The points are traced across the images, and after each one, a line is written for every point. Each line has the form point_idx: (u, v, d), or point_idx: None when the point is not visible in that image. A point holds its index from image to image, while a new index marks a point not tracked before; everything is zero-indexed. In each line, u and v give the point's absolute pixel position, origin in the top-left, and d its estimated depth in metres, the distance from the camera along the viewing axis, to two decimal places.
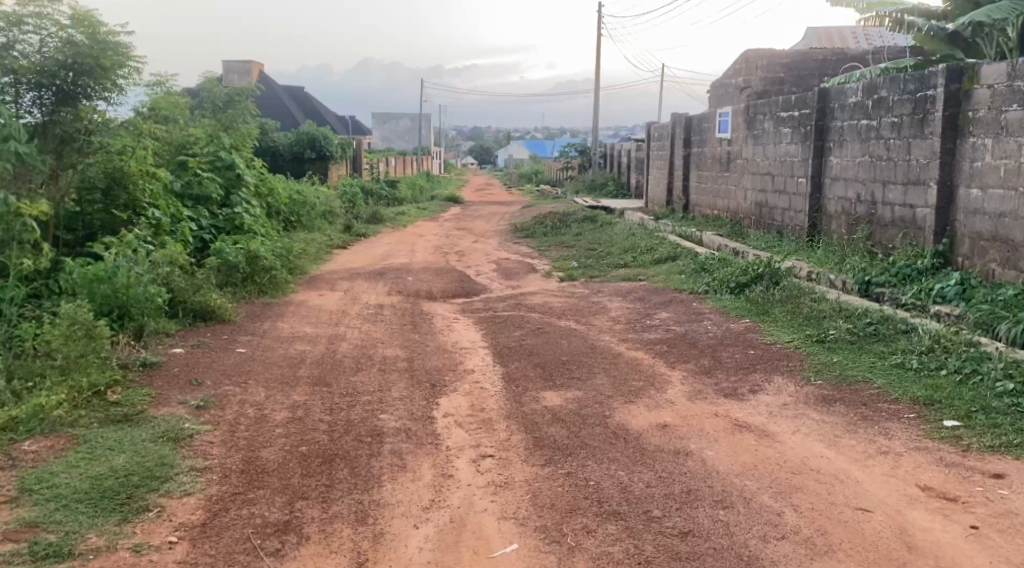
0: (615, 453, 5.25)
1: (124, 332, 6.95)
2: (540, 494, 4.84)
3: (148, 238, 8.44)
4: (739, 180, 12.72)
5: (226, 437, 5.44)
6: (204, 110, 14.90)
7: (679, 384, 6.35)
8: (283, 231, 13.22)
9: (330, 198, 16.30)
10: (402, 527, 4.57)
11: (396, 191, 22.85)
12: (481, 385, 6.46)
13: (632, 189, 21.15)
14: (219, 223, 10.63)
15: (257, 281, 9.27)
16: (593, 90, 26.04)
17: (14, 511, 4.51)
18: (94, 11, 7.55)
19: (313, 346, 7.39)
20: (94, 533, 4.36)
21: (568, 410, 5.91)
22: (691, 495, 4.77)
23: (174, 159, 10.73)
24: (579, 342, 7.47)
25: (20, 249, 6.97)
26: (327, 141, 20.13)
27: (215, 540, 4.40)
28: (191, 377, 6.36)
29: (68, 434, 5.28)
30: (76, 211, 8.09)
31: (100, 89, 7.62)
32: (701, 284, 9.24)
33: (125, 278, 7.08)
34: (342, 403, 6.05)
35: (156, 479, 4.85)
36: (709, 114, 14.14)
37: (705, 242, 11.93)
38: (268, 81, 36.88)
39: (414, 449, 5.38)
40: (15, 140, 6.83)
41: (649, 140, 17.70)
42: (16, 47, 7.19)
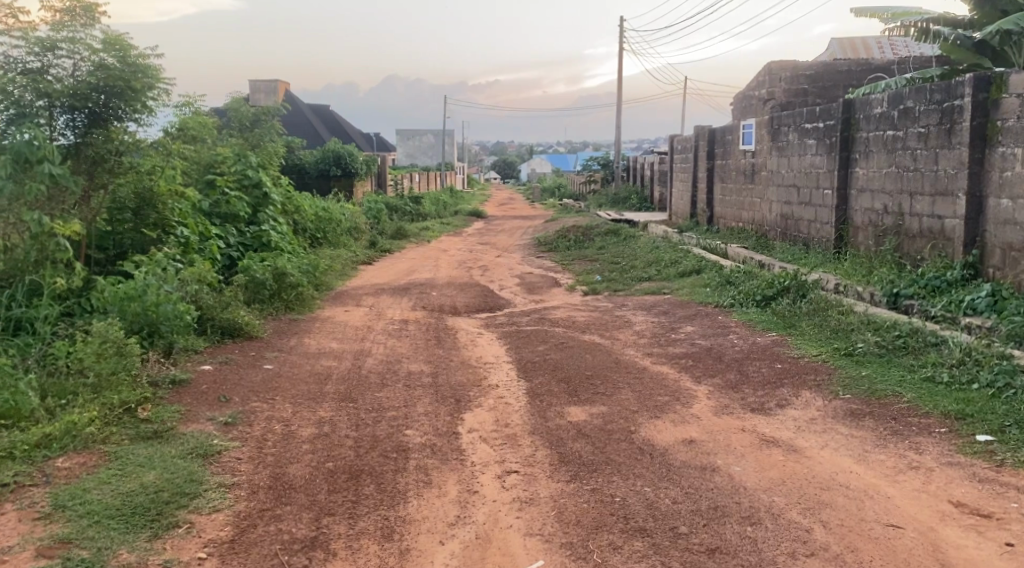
0: (641, 469, 5.23)
1: (154, 349, 7.01)
2: (566, 510, 4.83)
3: (176, 257, 8.54)
4: (764, 192, 12.67)
5: (254, 453, 5.48)
6: (231, 130, 15.08)
7: (705, 398, 6.33)
8: (309, 248, 13.33)
9: (355, 215, 16.41)
10: (428, 543, 4.59)
11: (420, 207, 22.96)
12: (505, 400, 6.47)
13: (656, 202, 21.12)
14: (246, 241, 10.74)
15: (284, 298, 9.35)
16: (615, 103, 26.02)
17: (48, 527, 4.57)
18: (126, 34, 7.64)
19: (339, 361, 7.44)
20: (126, 549, 4.41)
21: (593, 425, 5.90)
22: (718, 511, 4.75)
23: (202, 178, 10.88)
24: (603, 357, 7.47)
25: (53, 268, 7.16)
26: (352, 158, 20.30)
27: (244, 556, 4.43)
28: (219, 393, 6.42)
29: (100, 451, 5.35)
30: (107, 230, 8.23)
31: (131, 111, 7.73)
32: (727, 297, 9.20)
33: (155, 296, 7.18)
34: (368, 419, 6.08)
35: (185, 495, 4.90)
36: (732, 126, 14.11)
37: (730, 255, 11.88)
38: (293, 99, 37.21)
39: (440, 465, 5.40)
40: (49, 162, 7.00)
41: (672, 153, 17.67)
42: (50, 71, 7.31)
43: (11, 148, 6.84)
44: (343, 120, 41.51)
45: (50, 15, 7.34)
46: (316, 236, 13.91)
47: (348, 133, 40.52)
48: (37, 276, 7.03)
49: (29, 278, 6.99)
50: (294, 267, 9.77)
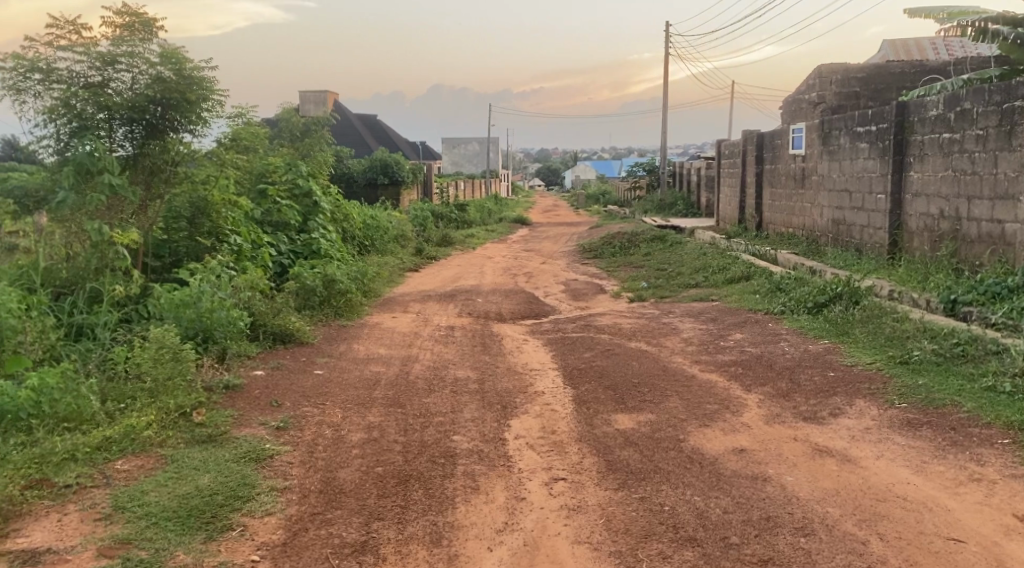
0: (690, 478, 5.20)
1: (208, 354, 7.13)
2: (614, 519, 4.82)
3: (230, 264, 8.68)
4: (815, 197, 12.50)
5: (305, 457, 5.55)
6: (282, 140, 15.34)
7: (756, 407, 6.27)
8: (357, 255, 13.45)
9: (402, 224, 16.54)
10: (477, 550, 4.61)
11: (465, 214, 23.06)
12: (551, 407, 6.48)
13: (703, 208, 20.95)
14: (297, 248, 10.89)
15: (334, 304, 9.46)
16: (661, 108, 25.88)
17: (108, 527, 4.68)
18: (182, 47, 7.77)
19: (387, 367, 7.51)
20: (182, 550, 4.50)
21: (641, 433, 5.88)
22: (770, 521, 4.70)
23: (254, 188, 11.08)
24: (650, 364, 7.43)
25: (113, 275, 7.36)
26: (399, 166, 20.50)
27: (296, 559, 4.50)
28: (271, 398, 6.51)
29: (157, 454, 5.46)
30: (163, 238, 8.42)
31: (187, 122, 7.90)
32: (777, 303, 9.10)
33: (208, 303, 7.32)
34: (415, 424, 6.12)
35: (238, 498, 4.98)
36: (782, 130, 13.94)
37: (781, 261, 11.75)
38: (341, 108, 37.67)
39: (487, 471, 5.42)
40: (109, 172, 7.28)
41: (720, 157, 17.51)
42: (110, 85, 7.51)
43: (73, 159, 7.15)
44: (389, 128, 41.86)
45: (111, 30, 7.51)
46: (364, 243, 14.04)
47: (395, 142, 40.84)
48: (97, 283, 7.23)
49: (90, 285, 7.19)
50: (342, 274, 9.88)
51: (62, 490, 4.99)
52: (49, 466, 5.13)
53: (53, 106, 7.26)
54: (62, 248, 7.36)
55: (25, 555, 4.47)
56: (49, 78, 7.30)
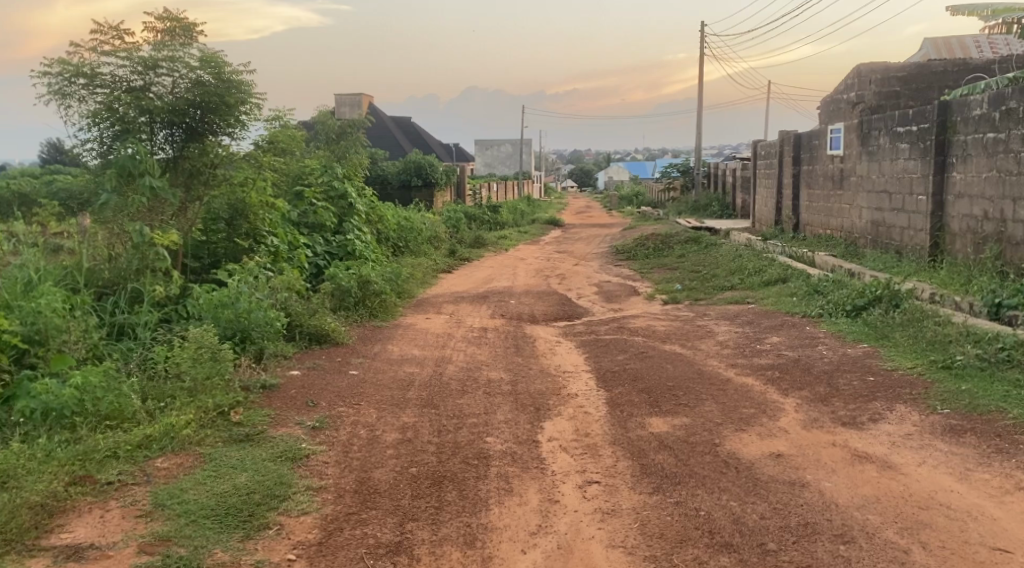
0: (727, 483, 5.16)
1: (245, 354, 7.20)
2: (649, 523, 4.80)
3: (267, 265, 8.77)
4: (854, 198, 12.35)
5: (340, 457, 5.58)
6: (319, 143, 15.48)
7: (793, 411, 6.21)
8: (391, 257, 13.50)
9: (436, 225, 16.59)
10: (511, 552, 4.62)
11: (498, 216, 23.07)
12: (585, 409, 6.46)
13: (738, 210, 20.77)
14: (332, 249, 10.97)
15: (368, 306, 9.52)
16: (695, 109, 25.69)
17: (148, 524, 4.74)
18: (221, 51, 7.85)
19: (421, 368, 7.53)
20: (220, 548, 4.54)
21: (676, 437, 5.84)
22: (809, 528, 4.65)
23: (291, 190, 11.18)
24: (685, 367, 7.39)
25: (153, 276, 7.47)
26: (433, 169, 20.56)
27: (331, 558, 4.53)
28: (307, 398, 6.56)
29: (196, 452, 5.52)
30: (202, 240, 8.54)
31: (226, 125, 8.00)
32: (815, 307, 9.00)
33: (246, 304, 7.40)
34: (449, 425, 6.14)
35: (275, 497, 5.02)
36: (820, 130, 13.79)
37: (818, 263, 11.63)
38: (375, 111, 37.89)
39: (521, 473, 5.41)
40: (150, 175, 7.41)
41: (756, 158, 17.36)
42: (152, 89, 7.62)
43: (116, 162, 7.30)
44: (423, 130, 42.02)
45: (152, 34, 7.62)
46: (398, 244, 14.11)
47: (428, 144, 40.96)
48: (138, 284, 7.34)
49: (131, 286, 7.29)
50: (377, 275, 9.94)
51: (104, 487, 5.06)
52: (92, 463, 5.21)
53: (96, 110, 7.40)
54: (105, 249, 7.48)
55: (69, 550, 4.53)
56: (93, 82, 7.43)
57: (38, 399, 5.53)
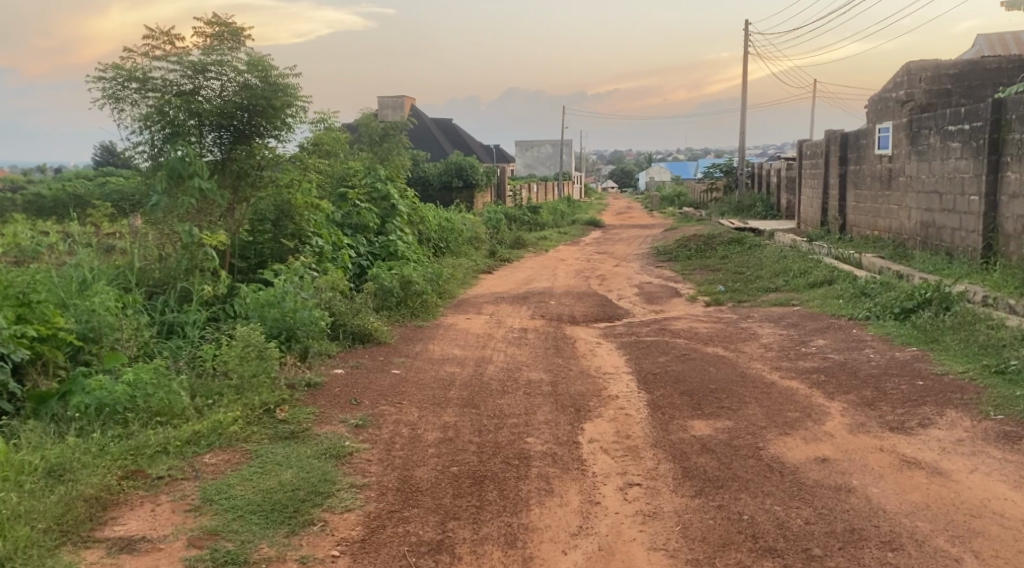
0: (770, 487, 5.11)
1: (291, 353, 7.29)
2: (691, 526, 4.77)
3: (312, 265, 8.87)
4: (902, 198, 12.17)
5: (383, 456, 5.63)
6: (362, 144, 15.65)
7: (839, 416, 6.13)
8: (432, 257, 13.58)
9: (476, 225, 16.65)
10: (551, 552, 4.62)
11: (538, 216, 23.07)
12: (626, 411, 6.44)
13: (783, 211, 20.54)
14: (375, 250, 11.07)
15: (410, 306, 9.58)
16: (740, 109, 25.46)
17: (197, 519, 4.82)
18: (268, 55, 7.96)
19: (462, 368, 7.57)
20: (267, 543, 4.61)
21: (719, 440, 5.80)
22: (855, 534, 4.60)
23: (335, 191, 11.27)
24: (728, 370, 7.33)
25: (201, 275, 7.60)
26: (474, 170, 20.62)
27: (374, 555, 4.57)
28: (351, 396, 6.63)
29: (242, 448, 5.61)
30: (249, 240, 8.67)
31: (273, 128, 8.11)
32: (862, 309, 8.88)
33: (292, 303, 7.50)
34: (490, 425, 6.16)
35: (320, 494, 5.08)
36: (868, 130, 13.60)
37: (865, 265, 11.47)
38: (417, 112, 38.12)
39: (561, 474, 5.41)
40: (200, 176, 7.55)
41: (801, 158, 17.18)
42: (201, 93, 7.76)
43: (167, 164, 7.46)
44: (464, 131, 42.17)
45: (202, 39, 7.74)
46: (439, 245, 14.18)
47: (469, 145, 41.07)
48: (187, 283, 7.47)
49: (181, 285, 7.42)
50: (419, 275, 10.01)
51: (155, 482, 5.16)
52: (143, 458, 5.31)
53: (148, 113, 7.58)
54: (155, 249, 7.64)
55: (121, 543, 4.61)
56: (145, 86, 7.59)
57: (92, 395, 5.64)
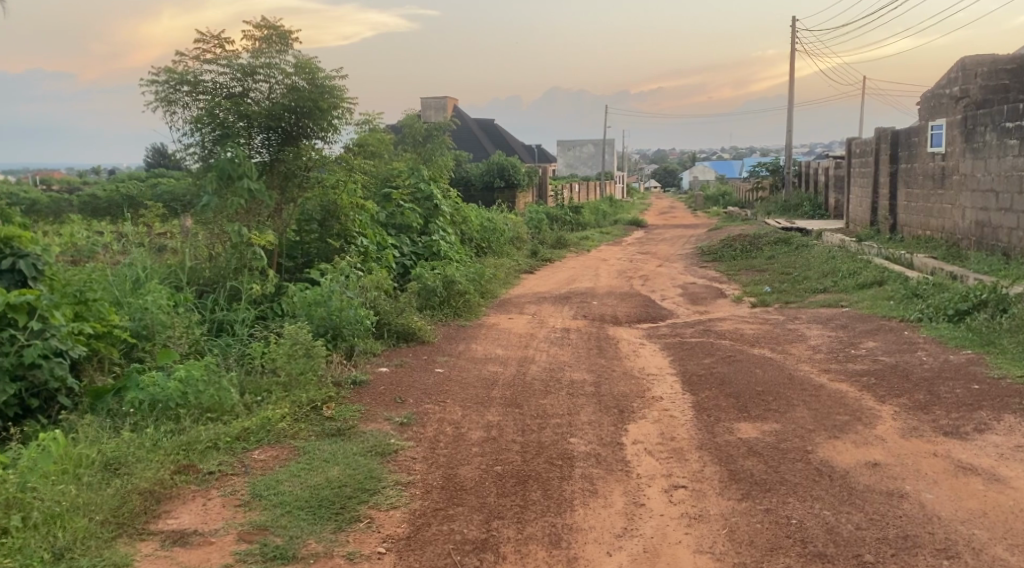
0: (820, 491, 5.03)
1: (336, 351, 7.34)
2: (738, 529, 4.72)
3: (358, 265, 8.92)
4: (956, 197, 11.93)
5: (427, 453, 5.64)
6: (406, 145, 15.73)
7: (891, 419, 6.02)
8: (474, 257, 13.60)
9: (518, 226, 16.65)
10: (596, 553, 4.59)
11: (580, 216, 23.00)
12: (670, 413, 6.38)
13: (831, 210, 20.24)
14: (419, 250, 11.12)
15: (453, 305, 9.60)
16: (787, 107, 25.14)
17: (246, 513, 4.87)
18: (315, 57, 8.05)
19: (505, 367, 7.56)
20: (314, 539, 4.64)
21: (766, 443, 5.72)
22: (909, 540, 4.52)
23: (379, 192, 11.33)
24: (775, 372, 7.23)
25: (250, 275, 7.69)
26: (516, 170, 20.60)
27: (419, 553, 4.58)
28: (396, 395, 6.66)
29: (290, 445, 5.66)
30: (296, 240, 8.76)
31: (319, 129, 8.19)
32: (914, 310, 8.72)
33: (339, 302, 7.56)
34: (533, 425, 6.14)
35: (366, 491, 5.11)
36: (920, 127, 13.35)
37: (917, 265, 11.25)
38: (460, 113, 38.23)
39: (605, 475, 5.38)
40: (248, 177, 7.63)
41: (851, 157, 16.92)
42: (249, 95, 7.87)
43: (217, 165, 7.55)
44: (506, 132, 42.21)
45: (251, 42, 7.84)
46: (482, 245, 14.21)
47: (512, 145, 41.08)
48: (236, 282, 7.56)
49: (230, 284, 7.51)
50: (461, 275, 10.03)
51: (206, 477, 5.23)
52: (195, 453, 5.38)
53: (199, 115, 7.72)
54: (205, 249, 7.76)
55: (174, 535, 4.67)
56: (195, 89, 7.73)
57: (145, 391, 5.72)
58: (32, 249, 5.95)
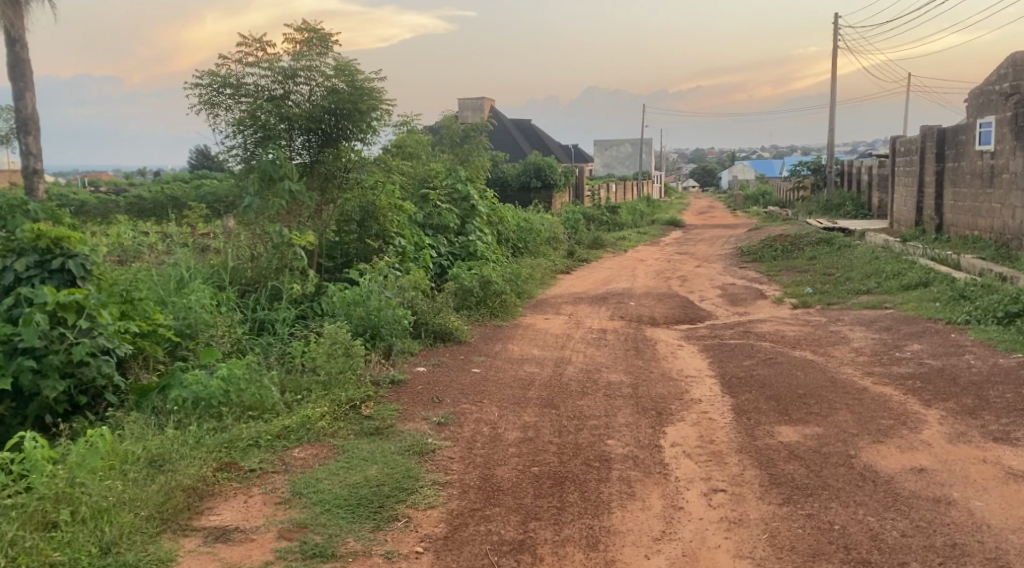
0: (863, 497, 4.95)
1: (375, 350, 7.38)
2: (779, 534, 4.65)
3: (396, 265, 8.95)
4: (1005, 196, 11.70)
5: (464, 453, 5.64)
6: (443, 146, 15.77)
7: (937, 424, 5.91)
8: (510, 257, 13.60)
9: (555, 226, 16.62)
10: (634, 556, 4.56)
11: (617, 217, 22.91)
12: (710, 416, 6.31)
13: (874, 210, 19.95)
14: (456, 250, 11.14)
15: (489, 305, 9.60)
16: (829, 106, 24.82)
17: (286, 511, 4.90)
18: (355, 60, 8.09)
19: (541, 368, 7.54)
20: (353, 537, 4.66)
21: (807, 447, 5.65)
22: (957, 549, 4.43)
23: (417, 192, 11.36)
24: (817, 374, 7.13)
25: (291, 275, 7.75)
26: (552, 170, 20.55)
27: (457, 553, 4.57)
28: (433, 394, 6.66)
29: (330, 443, 5.70)
30: (335, 240, 8.82)
31: (359, 131, 8.22)
32: (962, 312, 8.56)
33: (377, 302, 7.60)
34: (571, 426, 6.12)
35: (404, 490, 5.12)
36: (968, 124, 13.10)
37: (963, 266, 11.04)
38: (496, 113, 38.26)
39: (643, 477, 5.34)
40: (289, 179, 7.70)
41: (895, 155, 16.66)
42: (290, 98, 7.92)
43: (259, 167, 7.62)
44: (541, 132, 42.18)
45: (292, 45, 7.90)
46: (518, 245, 14.19)
47: (548, 145, 41.03)
48: (277, 282, 7.63)
49: (271, 284, 7.58)
50: (498, 275, 10.04)
51: (247, 474, 5.27)
52: (236, 451, 5.43)
53: (241, 118, 7.80)
54: (247, 249, 7.85)
55: (217, 532, 4.72)
56: (238, 92, 7.81)
57: (189, 389, 5.79)
58: (80, 249, 6.03)
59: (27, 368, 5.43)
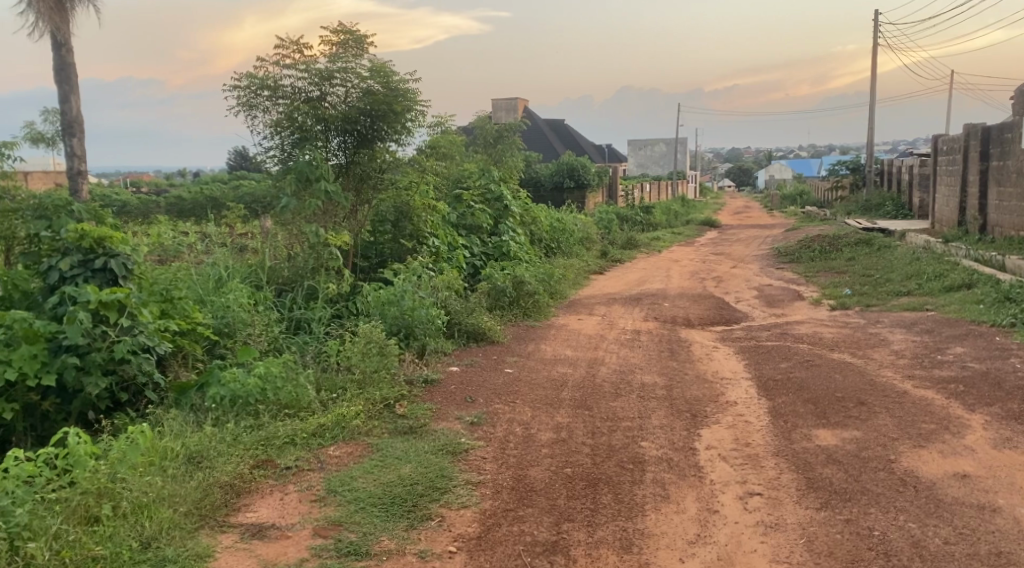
0: (903, 503, 4.86)
1: (409, 349, 7.39)
2: (816, 539, 4.59)
3: (430, 265, 8.96)
4: None
5: (497, 454, 5.63)
6: (476, 146, 15.78)
7: (981, 429, 5.79)
8: (543, 257, 13.57)
9: (588, 226, 16.56)
10: (669, 560, 4.52)
11: (650, 217, 22.78)
12: (745, 419, 6.24)
13: (915, 210, 19.64)
14: (489, 250, 11.14)
15: (522, 305, 9.58)
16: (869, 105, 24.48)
17: (322, 509, 4.92)
18: (390, 61, 8.11)
19: (574, 369, 7.50)
20: (386, 536, 4.66)
21: (846, 451, 5.56)
22: (1002, 558, 4.34)
23: (451, 192, 11.37)
24: (856, 377, 7.02)
25: (326, 275, 7.79)
26: (586, 170, 20.48)
27: (490, 553, 4.56)
28: (466, 394, 6.65)
29: (364, 442, 5.71)
30: (370, 240, 8.86)
31: (394, 132, 8.25)
32: (1006, 315, 8.39)
33: (411, 301, 7.61)
34: (604, 427, 6.09)
35: (438, 489, 5.11)
36: (1013, 123, 12.87)
37: (1008, 267, 10.83)
38: (530, 113, 38.22)
39: (677, 480, 5.29)
40: (325, 179, 7.74)
41: (937, 154, 16.40)
42: (327, 99, 7.96)
43: (295, 167, 7.67)
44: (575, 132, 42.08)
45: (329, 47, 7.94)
46: (551, 246, 14.16)
47: (582, 145, 40.90)
48: (313, 282, 7.67)
49: (307, 284, 7.62)
50: (531, 275, 10.02)
51: (283, 472, 5.30)
52: (273, 448, 5.47)
53: (279, 119, 7.85)
54: (285, 249, 7.90)
55: (253, 528, 4.75)
56: (275, 94, 7.85)
57: (226, 387, 5.83)
58: (122, 249, 6.09)
59: (71, 365, 5.51)
